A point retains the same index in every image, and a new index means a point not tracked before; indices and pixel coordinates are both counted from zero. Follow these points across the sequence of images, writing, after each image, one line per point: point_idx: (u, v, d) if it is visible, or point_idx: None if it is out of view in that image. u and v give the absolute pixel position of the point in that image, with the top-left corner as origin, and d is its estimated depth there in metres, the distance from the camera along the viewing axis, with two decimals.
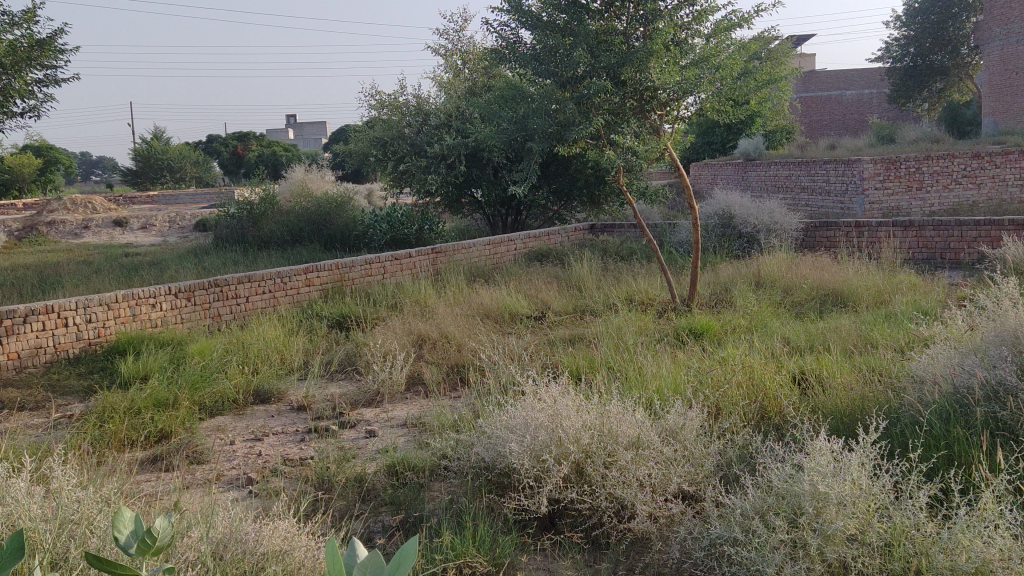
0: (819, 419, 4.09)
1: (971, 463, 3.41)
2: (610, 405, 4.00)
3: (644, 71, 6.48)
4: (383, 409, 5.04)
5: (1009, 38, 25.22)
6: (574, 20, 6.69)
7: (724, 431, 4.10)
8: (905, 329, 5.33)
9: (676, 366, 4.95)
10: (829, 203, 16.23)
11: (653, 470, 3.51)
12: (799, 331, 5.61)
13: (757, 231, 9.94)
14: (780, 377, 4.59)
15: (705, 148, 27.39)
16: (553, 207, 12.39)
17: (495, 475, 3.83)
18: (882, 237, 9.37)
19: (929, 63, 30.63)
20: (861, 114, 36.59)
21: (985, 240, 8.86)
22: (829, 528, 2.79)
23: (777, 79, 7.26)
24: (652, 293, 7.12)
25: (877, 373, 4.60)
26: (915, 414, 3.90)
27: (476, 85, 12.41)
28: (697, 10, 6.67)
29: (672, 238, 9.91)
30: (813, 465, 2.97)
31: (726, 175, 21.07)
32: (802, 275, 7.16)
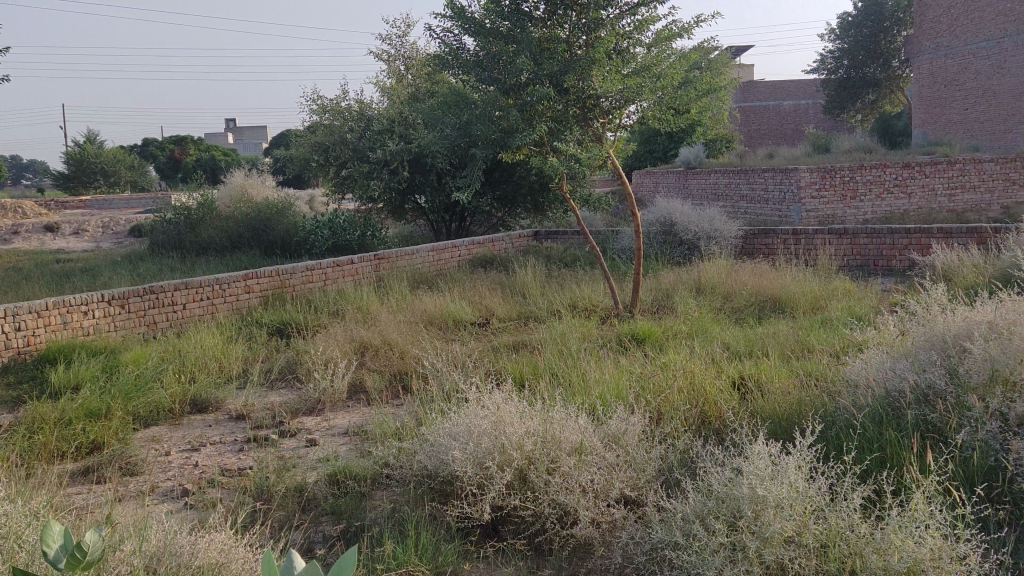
0: (758, 423, 4.16)
1: (902, 464, 3.50)
2: (553, 412, 4.01)
3: (587, 78, 6.54)
4: (324, 418, 4.98)
5: (937, 52, 26.07)
6: (517, 28, 6.69)
7: (666, 436, 4.14)
8: (840, 333, 5.45)
9: (619, 372, 4.98)
10: (767, 211, 16.51)
11: (596, 476, 3.52)
12: (739, 336, 5.69)
13: (698, 238, 10.09)
14: (720, 383, 4.65)
15: (647, 156, 27.72)
16: (497, 213, 12.41)
17: (438, 483, 3.81)
18: (818, 245, 9.58)
19: (862, 75, 31.49)
20: (797, 124, 37.48)
21: (915, 247, 9.13)
22: (767, 530, 2.83)
23: (717, 89, 7.37)
24: (595, 300, 7.16)
25: (814, 377, 4.70)
26: (850, 418, 3.99)
27: (419, 91, 12.36)
28: (638, 20, 6.75)
29: (615, 245, 9.99)
30: (752, 469, 3.02)
31: (668, 183, 21.35)
32: (741, 281, 7.27)
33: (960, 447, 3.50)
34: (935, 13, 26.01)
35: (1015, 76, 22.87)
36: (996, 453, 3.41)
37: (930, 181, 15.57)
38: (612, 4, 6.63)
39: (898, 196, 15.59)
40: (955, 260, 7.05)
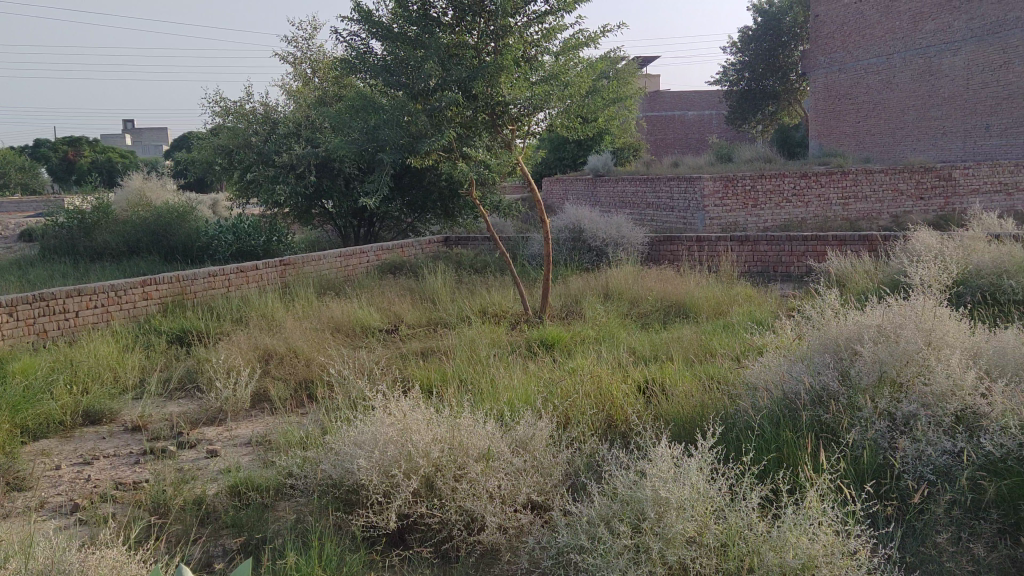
0: (661, 426, 4.25)
1: (798, 464, 3.63)
2: (461, 418, 3.99)
3: (495, 86, 6.57)
4: (226, 428, 4.86)
5: (831, 67, 27.19)
6: (425, 33, 6.67)
7: (572, 440, 4.18)
8: (741, 338, 5.61)
9: (527, 377, 5.01)
10: (673, 219, 16.88)
11: (503, 481, 3.53)
12: (645, 341, 5.80)
13: (606, 245, 10.25)
14: (626, 386, 4.74)
15: (557, 164, 28.03)
16: (406, 219, 12.36)
17: (342, 492, 3.75)
18: (721, 251, 9.83)
19: (762, 88, 32.56)
20: (701, 134, 38.60)
21: (812, 254, 9.47)
22: (669, 531, 2.89)
23: (622, 98, 7.51)
24: (505, 306, 7.19)
25: (716, 380, 4.82)
26: (749, 419, 4.11)
27: (326, 95, 12.21)
28: (546, 28, 6.84)
29: (525, 251, 10.05)
30: (655, 471, 3.08)
31: (576, 191, 21.62)
32: (647, 287, 7.41)
33: (851, 446, 3.65)
34: (829, 29, 27.10)
35: (903, 91, 24.04)
36: (885, 451, 3.57)
37: (826, 191, 16.19)
38: (519, 12, 6.69)
39: (796, 205, 16.17)
40: (848, 267, 7.35)
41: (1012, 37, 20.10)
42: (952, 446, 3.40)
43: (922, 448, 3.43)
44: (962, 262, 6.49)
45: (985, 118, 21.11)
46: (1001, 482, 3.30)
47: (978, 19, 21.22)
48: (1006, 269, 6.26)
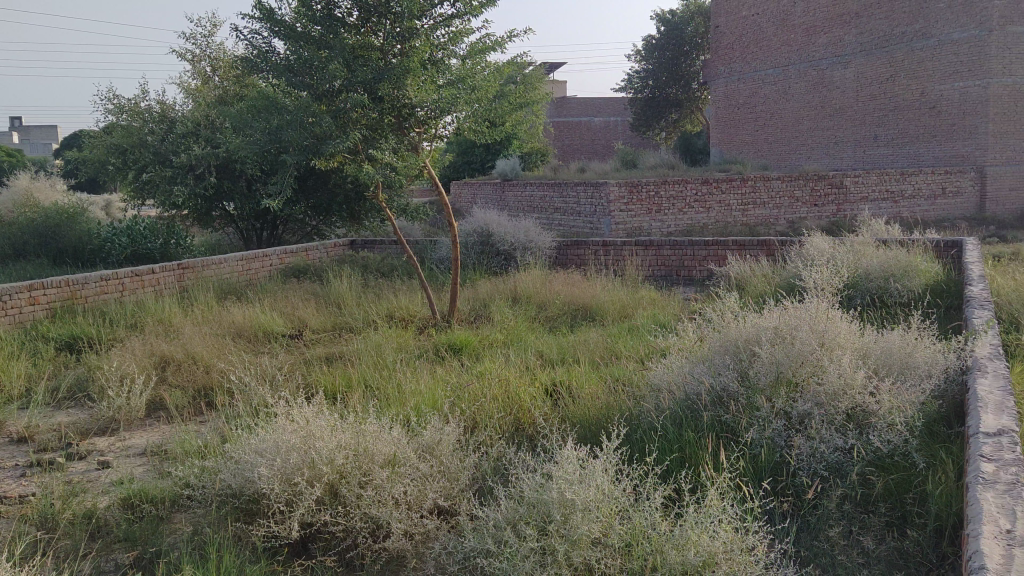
0: (567, 428, 4.29)
1: (698, 464, 3.72)
2: (366, 424, 3.94)
3: (401, 88, 6.52)
4: (120, 437, 4.67)
5: (731, 77, 28.05)
6: (329, 33, 6.57)
7: (480, 443, 4.18)
8: (646, 341, 5.71)
9: (434, 381, 4.98)
10: (579, 223, 17.10)
11: (409, 487, 3.49)
12: (552, 344, 5.83)
13: (513, 249, 10.31)
14: (533, 390, 4.76)
15: (464, 168, 28.11)
16: (312, 222, 12.17)
17: (242, 502, 3.65)
18: (626, 256, 9.98)
19: (666, 96, 33.35)
20: (607, 140, 39.27)
21: (712, 258, 9.72)
22: (575, 532, 2.91)
23: (529, 103, 7.55)
24: (412, 310, 7.13)
25: (621, 382, 4.89)
26: (652, 420, 4.19)
27: (227, 95, 11.92)
28: (453, 31, 6.84)
29: (433, 255, 9.99)
30: (562, 474, 3.10)
31: (485, 195, 21.67)
32: (555, 291, 7.47)
33: (750, 445, 3.75)
34: (728, 40, 27.93)
35: (797, 102, 24.98)
36: (781, 449, 3.68)
37: (726, 197, 16.69)
38: (426, 15, 6.67)
39: (698, 210, 16.60)
40: (747, 271, 7.57)
41: (898, 52, 21.11)
42: (844, 444, 3.56)
43: (815, 446, 3.56)
44: (853, 266, 6.78)
45: (874, 129, 22.13)
46: (888, 477, 3.51)
47: (866, 34, 22.23)
48: (893, 273, 6.56)
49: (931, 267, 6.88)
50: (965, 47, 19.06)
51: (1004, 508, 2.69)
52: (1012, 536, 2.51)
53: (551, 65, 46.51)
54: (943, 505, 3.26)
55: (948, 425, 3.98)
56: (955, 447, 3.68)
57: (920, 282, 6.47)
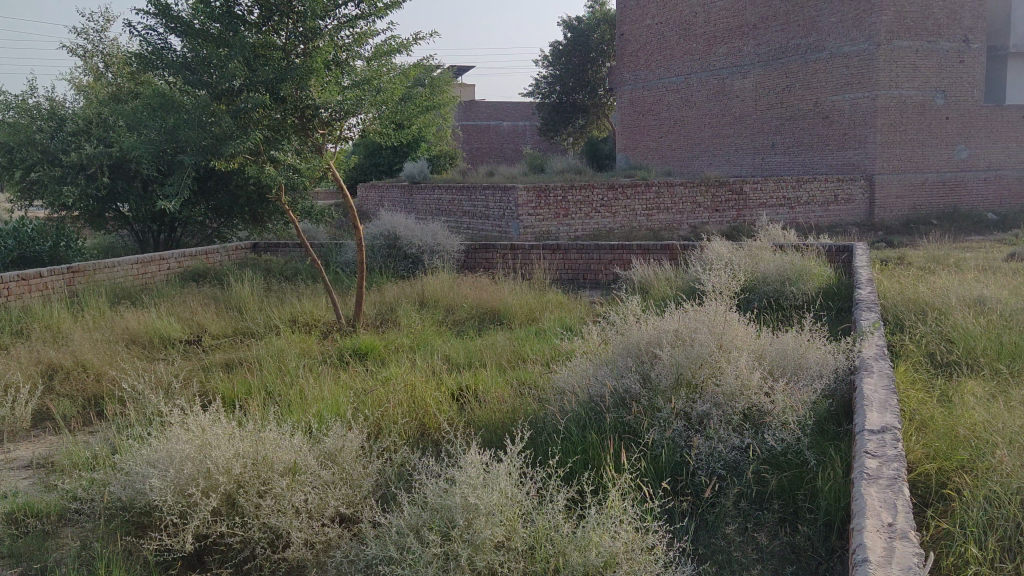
0: (473, 432, 4.29)
1: (600, 465, 3.76)
2: (266, 432, 3.85)
3: (305, 89, 6.44)
4: (2, 450, 4.45)
5: (636, 84, 28.59)
6: (229, 31, 6.41)
7: (384, 449, 4.13)
8: (552, 344, 5.76)
9: (338, 387, 4.91)
10: (487, 227, 17.15)
11: (310, 495, 3.42)
12: (459, 348, 5.83)
13: (421, 252, 10.24)
14: (439, 395, 4.74)
15: (372, 170, 27.89)
16: (212, 224, 11.86)
17: (134, 515, 3.52)
18: (533, 259, 10.04)
19: (572, 101, 33.78)
20: (515, 144, 39.61)
21: (618, 262, 9.85)
22: (478, 537, 2.90)
23: (435, 106, 7.54)
24: (316, 314, 7.01)
25: (526, 385, 4.92)
26: (556, 423, 4.22)
27: (120, 92, 11.51)
28: (358, 33, 6.79)
29: (339, 258, 9.85)
30: (465, 478, 3.09)
31: (392, 197, 21.54)
32: (462, 294, 7.46)
33: (651, 445, 3.82)
34: (633, 47, 28.46)
35: (699, 109, 25.63)
36: (681, 449, 3.76)
37: (631, 202, 17.00)
38: (330, 15, 6.60)
39: (604, 215, 16.85)
40: (650, 275, 7.72)
41: (794, 63, 21.89)
42: (740, 443, 3.67)
43: (713, 445, 3.65)
44: (751, 270, 6.96)
45: (772, 137, 22.89)
46: (781, 474, 3.63)
47: (765, 44, 22.96)
48: (787, 276, 6.78)
49: (823, 271, 7.14)
50: (854, 60, 19.89)
51: (886, 502, 2.81)
52: (893, 529, 2.62)
53: (459, 69, 46.57)
54: (832, 499, 3.38)
55: (838, 423, 4.13)
56: (843, 444, 3.82)
57: (812, 285, 6.71)
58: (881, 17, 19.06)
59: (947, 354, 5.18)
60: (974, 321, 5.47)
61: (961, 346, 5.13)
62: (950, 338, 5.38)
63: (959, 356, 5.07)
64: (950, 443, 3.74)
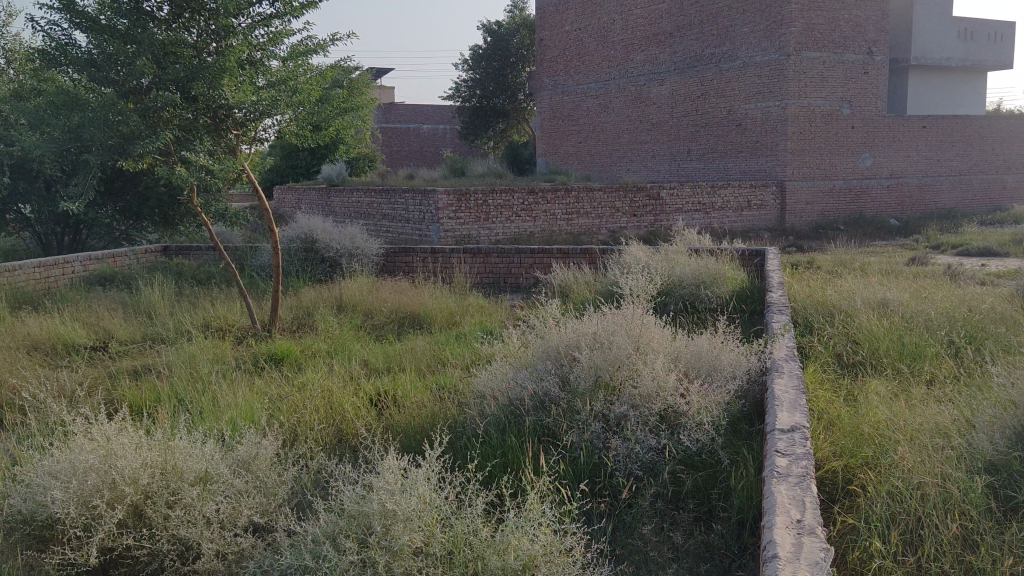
0: (391, 437, 4.24)
1: (519, 468, 3.77)
2: (175, 441, 3.73)
3: (217, 87, 6.25)
4: None
5: (555, 89, 28.84)
6: (137, 27, 6.19)
7: (300, 456, 4.04)
8: (472, 348, 5.75)
9: (253, 394, 4.80)
10: (407, 230, 17.04)
11: (221, 505, 3.31)
12: (377, 353, 5.77)
13: (339, 256, 10.10)
14: (356, 400, 4.68)
15: (289, 172, 27.48)
16: (120, 226, 11.48)
17: (35, 529, 3.36)
18: (454, 263, 10.01)
19: (492, 105, 33.87)
20: (436, 147, 39.65)
21: (539, 266, 9.90)
22: (395, 544, 2.86)
23: (354, 108, 7.49)
24: (230, 319, 6.84)
25: (446, 390, 4.90)
26: (475, 427, 4.21)
27: (22, 89, 11.05)
28: (273, 32, 6.67)
29: (254, 261, 9.64)
30: (382, 484, 3.04)
31: (310, 200, 21.24)
32: (381, 298, 7.38)
33: (569, 448, 3.84)
34: (552, 53, 28.70)
35: (617, 115, 26.03)
36: (599, 451, 3.79)
37: (551, 206, 17.12)
38: (244, 13, 6.47)
39: (524, 218, 16.93)
40: (570, 278, 7.79)
41: (708, 72, 22.42)
42: (657, 443, 3.71)
43: (630, 447, 3.69)
44: (668, 273, 7.07)
45: (687, 144, 23.42)
46: (696, 474, 3.70)
47: (680, 53, 23.48)
48: (702, 280, 6.93)
49: (737, 275, 7.31)
50: (765, 70, 20.51)
51: (794, 499, 2.88)
52: (801, 525, 2.69)
53: (379, 71, 46.31)
54: (745, 497, 3.46)
55: (750, 423, 4.23)
56: (755, 443, 3.92)
57: (727, 289, 6.88)
58: (790, 29, 19.72)
59: (853, 354, 5.37)
60: (877, 322, 5.68)
61: (866, 347, 5.33)
62: (856, 339, 5.57)
63: (864, 357, 5.26)
64: (856, 441, 3.88)
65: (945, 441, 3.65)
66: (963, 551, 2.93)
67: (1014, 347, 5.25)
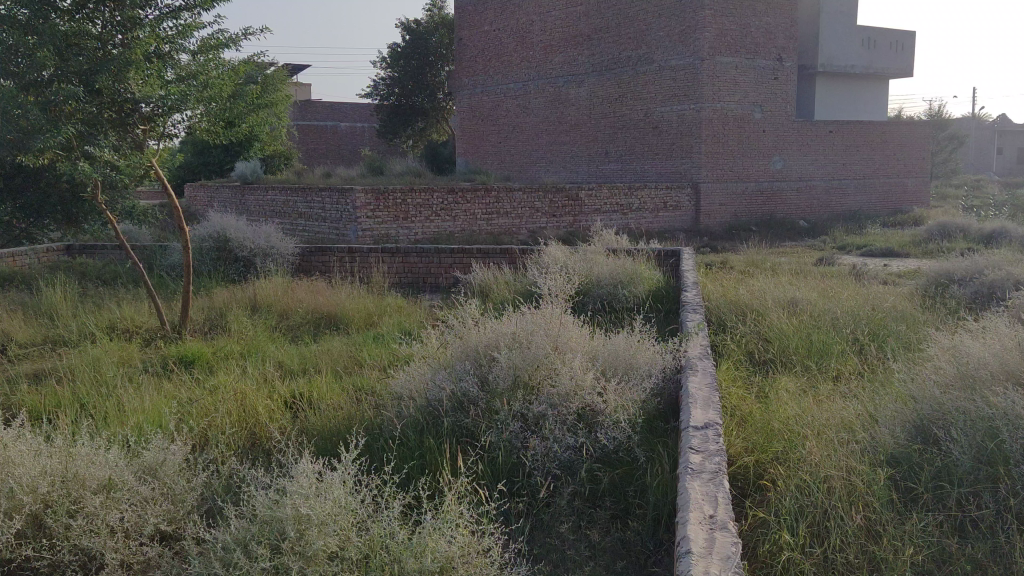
0: (305, 441, 4.15)
1: (436, 470, 3.73)
2: (78, 447, 3.57)
3: (123, 81, 6.08)
4: None
5: (474, 89, 28.84)
6: (37, 17, 5.94)
7: (211, 461, 3.92)
8: (390, 349, 5.69)
9: (161, 398, 4.64)
10: (324, 229, 16.79)
11: (127, 513, 3.18)
12: (292, 354, 5.65)
13: (253, 255, 9.89)
14: (270, 403, 4.57)
15: (201, 169, 26.86)
16: (20, 224, 10.97)
17: None
18: (372, 263, 9.91)
19: (411, 104, 33.67)
20: (353, 146, 39.31)
21: (458, 266, 9.85)
22: (310, 548, 2.79)
23: (269, 105, 7.34)
24: (138, 320, 6.60)
25: (362, 391, 4.83)
26: (392, 429, 4.16)
27: None
28: (182, 25, 6.48)
29: (164, 261, 9.34)
30: (296, 489, 2.97)
31: (223, 198, 20.74)
32: (297, 298, 7.24)
33: (487, 448, 3.81)
34: (472, 53, 28.69)
35: (536, 116, 26.18)
36: (517, 451, 3.78)
37: (471, 206, 17.09)
38: (151, 5, 6.28)
39: (444, 218, 16.86)
40: (490, 278, 7.79)
41: (625, 74, 22.73)
42: (575, 442, 3.73)
43: (548, 446, 3.70)
44: (586, 273, 7.14)
45: (605, 145, 23.73)
46: (613, 472, 3.72)
47: (598, 55, 23.74)
48: (620, 280, 7.03)
49: (653, 275, 7.43)
50: (680, 73, 20.91)
51: (707, 496, 2.93)
52: (713, 521, 2.73)
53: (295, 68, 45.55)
54: (660, 494, 3.51)
55: (666, 421, 4.29)
56: (671, 441, 3.98)
57: (643, 288, 6.99)
58: (704, 34, 20.15)
59: (764, 353, 5.50)
60: (787, 321, 5.85)
61: (776, 345, 5.48)
62: (767, 337, 5.72)
63: (774, 355, 5.40)
64: (766, 437, 3.98)
65: (850, 436, 3.77)
66: (867, 542, 3.03)
67: (914, 344, 5.45)
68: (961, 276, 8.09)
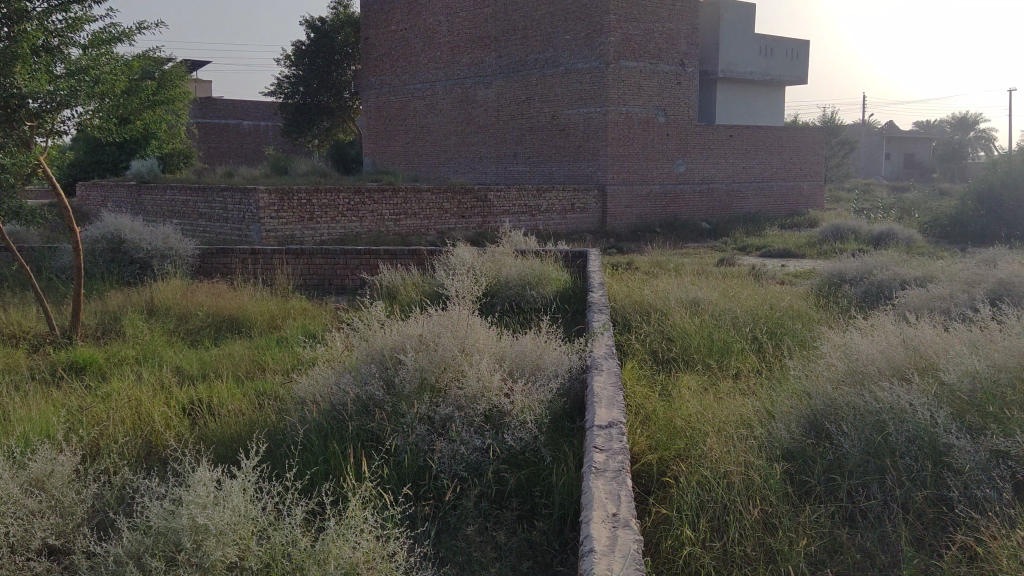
0: (205, 448, 4.03)
1: (340, 473, 3.66)
2: None
3: (8, 75, 5.80)
4: None
5: (381, 88, 28.59)
6: None
7: (103, 471, 3.76)
8: (293, 352, 5.57)
9: (49, 406, 4.43)
10: (226, 230, 16.36)
11: (11, 528, 3.02)
12: (192, 359, 5.47)
13: (150, 257, 9.55)
14: (167, 410, 4.41)
15: (94, 167, 25.86)
16: None
17: None
18: (275, 264, 9.69)
19: (317, 103, 33.16)
20: (257, 145, 38.50)
21: (365, 267, 9.70)
22: (207, 559, 2.70)
23: (164, 101, 7.10)
24: (25, 325, 6.29)
25: (264, 396, 4.71)
26: (295, 434, 4.06)
27: None
28: (72, 18, 6.23)
29: (53, 264, 8.93)
30: (193, 498, 2.86)
31: (118, 197, 19.99)
32: (196, 300, 7.01)
33: (393, 451, 3.75)
34: (379, 52, 28.44)
35: (443, 117, 26.15)
36: (424, 454, 3.72)
37: (379, 207, 16.90)
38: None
39: (351, 219, 16.63)
40: (397, 280, 7.72)
41: (533, 77, 22.92)
42: (482, 444, 3.72)
43: (456, 448, 3.68)
44: (494, 273, 7.15)
45: (513, 147, 23.90)
46: (519, 472, 3.72)
47: (505, 57, 23.84)
48: (527, 280, 7.06)
49: (560, 276, 7.49)
50: (586, 76, 21.19)
51: (611, 494, 2.95)
52: (617, 519, 2.76)
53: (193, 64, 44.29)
54: (566, 492, 3.53)
55: (571, 420, 4.33)
56: (576, 440, 4.01)
57: (550, 289, 7.03)
58: (609, 38, 20.45)
59: (668, 351, 5.61)
60: (689, 320, 5.97)
61: (679, 344, 5.59)
62: (669, 336, 5.83)
63: (676, 354, 5.50)
64: (669, 435, 4.05)
65: (748, 432, 3.88)
66: (764, 534, 3.11)
67: (809, 342, 5.64)
68: (852, 275, 8.43)
